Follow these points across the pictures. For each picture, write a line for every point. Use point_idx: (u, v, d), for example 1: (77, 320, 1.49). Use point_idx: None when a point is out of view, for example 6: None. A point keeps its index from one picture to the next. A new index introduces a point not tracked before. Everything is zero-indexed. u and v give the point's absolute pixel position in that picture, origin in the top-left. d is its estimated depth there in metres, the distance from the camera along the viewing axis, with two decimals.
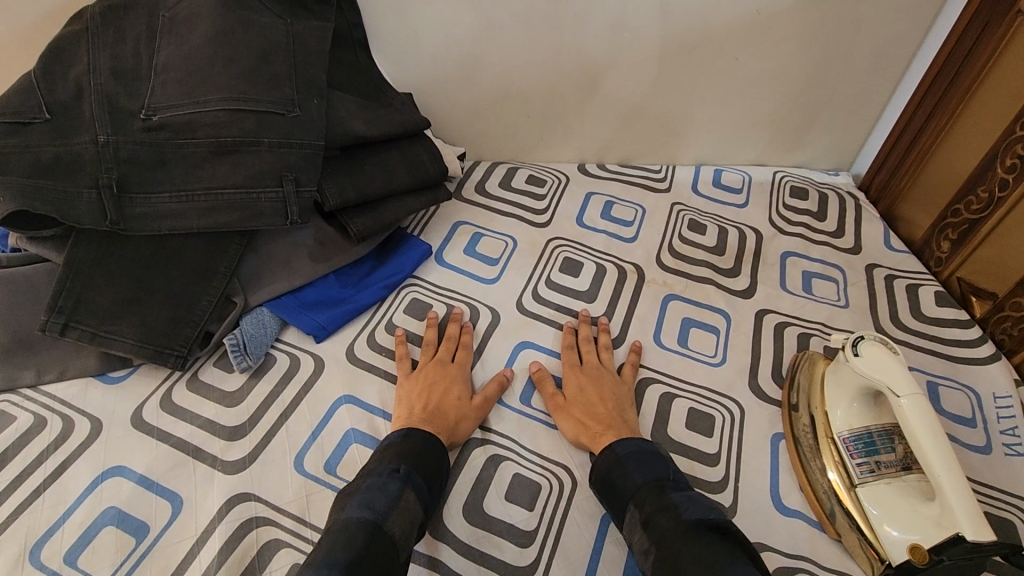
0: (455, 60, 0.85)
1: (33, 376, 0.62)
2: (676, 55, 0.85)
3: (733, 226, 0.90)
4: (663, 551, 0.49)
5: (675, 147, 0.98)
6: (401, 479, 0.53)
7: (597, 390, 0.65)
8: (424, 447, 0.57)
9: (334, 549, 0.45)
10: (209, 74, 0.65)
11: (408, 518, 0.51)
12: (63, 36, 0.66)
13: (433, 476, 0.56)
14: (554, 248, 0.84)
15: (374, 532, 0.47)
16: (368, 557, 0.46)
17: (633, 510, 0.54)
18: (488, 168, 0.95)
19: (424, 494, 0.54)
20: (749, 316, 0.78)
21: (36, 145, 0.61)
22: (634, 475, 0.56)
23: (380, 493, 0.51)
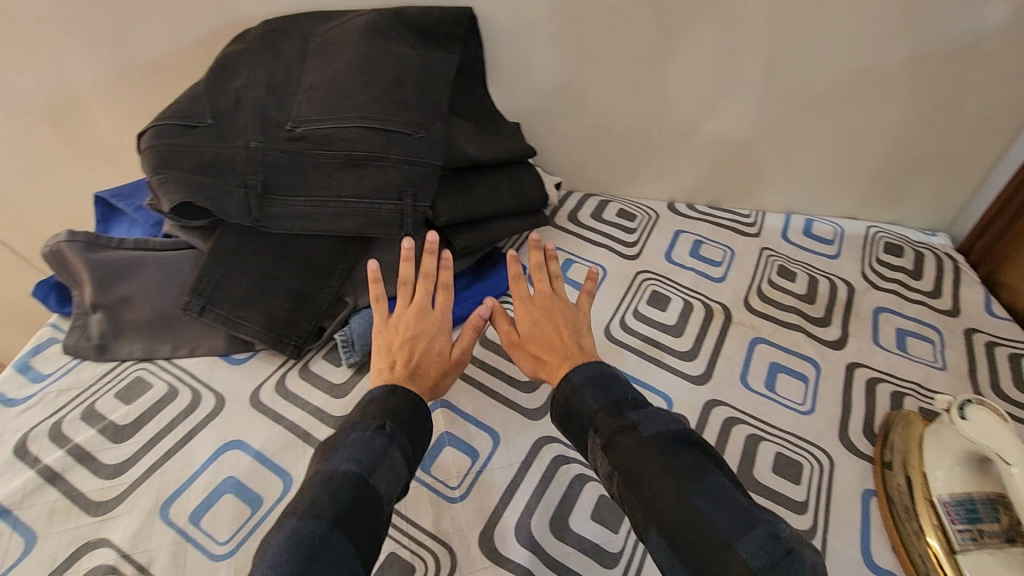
0: (563, 96, 0.89)
1: (169, 350, 0.69)
2: (779, 104, 0.87)
3: (824, 276, 0.89)
4: (625, 473, 0.50)
5: (767, 193, 0.99)
6: (387, 436, 0.53)
7: (551, 322, 0.64)
8: (409, 406, 0.57)
9: (318, 503, 0.46)
10: (350, 93, 0.72)
11: (392, 473, 0.52)
12: (229, 54, 0.74)
13: (418, 434, 0.56)
14: (642, 281, 0.85)
15: (357, 485, 0.48)
16: (354, 511, 0.47)
17: (594, 436, 0.54)
18: (580, 198, 0.99)
19: (406, 446, 0.55)
20: (839, 369, 0.77)
21: (198, 146, 0.68)
22: (590, 399, 0.56)
23: (366, 447, 0.51)
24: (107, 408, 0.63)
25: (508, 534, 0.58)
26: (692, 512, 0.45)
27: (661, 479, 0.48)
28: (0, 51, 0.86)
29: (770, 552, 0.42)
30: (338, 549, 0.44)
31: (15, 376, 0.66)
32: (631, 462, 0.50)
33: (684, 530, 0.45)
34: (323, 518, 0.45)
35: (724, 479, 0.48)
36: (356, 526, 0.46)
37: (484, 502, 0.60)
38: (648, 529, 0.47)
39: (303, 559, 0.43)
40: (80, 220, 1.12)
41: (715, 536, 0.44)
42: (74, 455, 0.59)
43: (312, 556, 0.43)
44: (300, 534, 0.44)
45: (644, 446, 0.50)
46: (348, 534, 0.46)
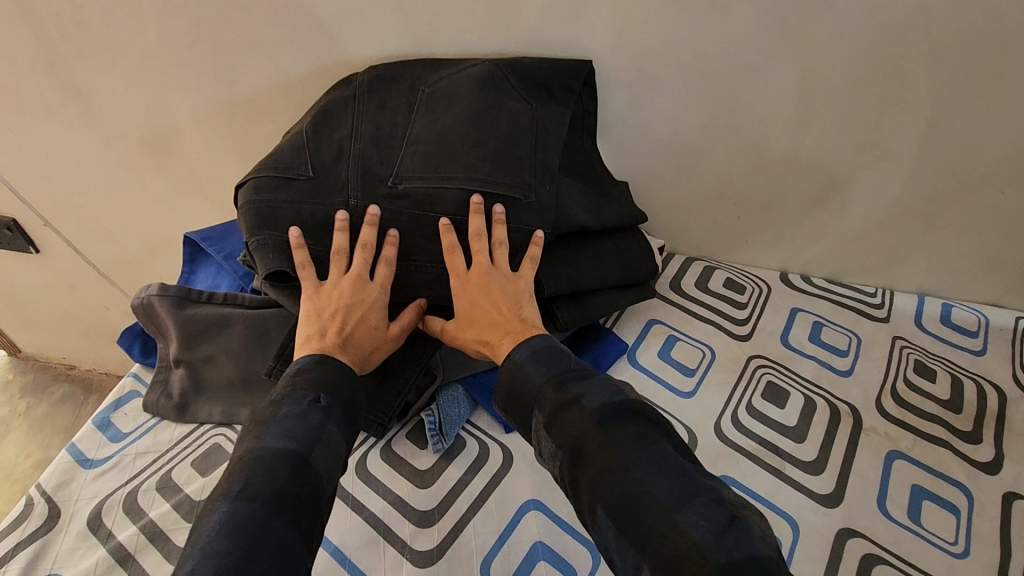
0: (677, 155, 0.82)
1: (249, 415, 0.64)
2: (930, 179, 0.76)
3: (969, 376, 0.78)
4: (573, 451, 0.49)
5: (899, 271, 0.87)
6: (322, 410, 0.53)
7: (489, 299, 0.64)
8: (337, 377, 0.58)
9: (252, 480, 0.46)
10: (459, 147, 0.65)
11: (332, 449, 0.52)
12: (334, 100, 0.70)
13: (348, 406, 0.57)
14: (755, 369, 0.76)
15: (290, 459, 0.48)
16: (293, 488, 0.47)
17: (538, 415, 0.54)
18: (684, 263, 0.90)
19: (339, 419, 0.55)
20: (997, 500, 0.65)
21: (297, 201, 0.64)
22: (533, 374, 0.56)
23: (302, 422, 0.52)
24: (183, 479, 0.59)
25: None
26: (637, 487, 0.45)
27: (606, 453, 0.47)
28: (104, 80, 0.86)
29: (712, 523, 0.42)
30: (281, 531, 0.44)
31: (95, 432, 0.63)
32: (578, 438, 0.49)
33: (630, 504, 0.44)
34: (260, 498, 0.45)
35: (668, 445, 0.48)
36: (295, 504, 0.46)
37: None
38: (595, 508, 0.46)
39: (241, 541, 0.42)
40: (163, 242, 1.12)
41: (661, 510, 0.43)
42: (147, 534, 0.55)
43: (251, 537, 0.43)
44: (237, 514, 0.44)
45: (588, 420, 0.49)
46: (287, 511, 0.45)
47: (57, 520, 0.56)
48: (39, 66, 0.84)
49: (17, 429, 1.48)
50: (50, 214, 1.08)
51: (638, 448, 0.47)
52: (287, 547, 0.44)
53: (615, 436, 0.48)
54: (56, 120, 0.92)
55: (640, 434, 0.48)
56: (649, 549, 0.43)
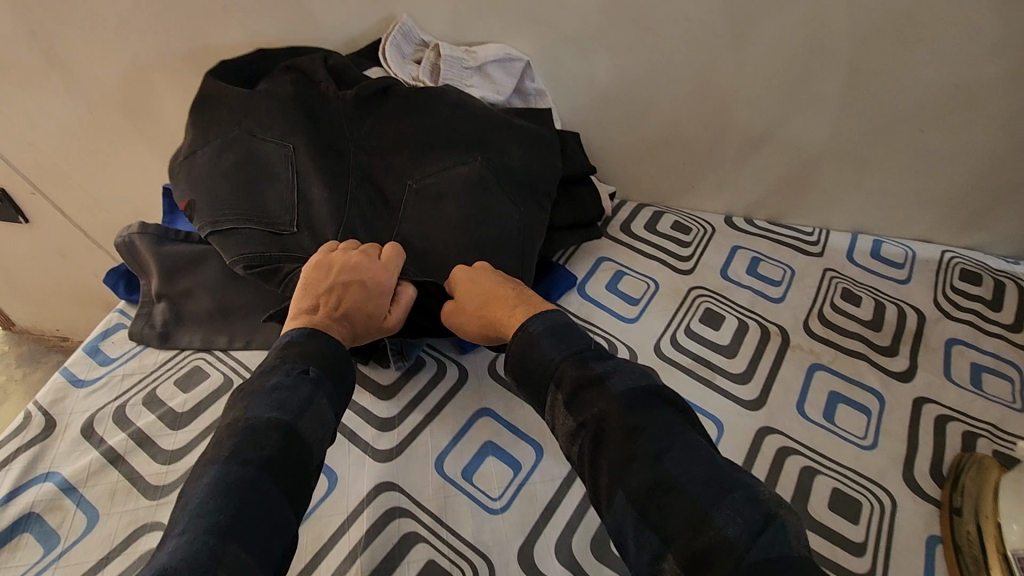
0: (623, 104, 0.87)
1: (226, 341, 0.71)
2: (855, 119, 0.82)
3: (891, 301, 0.84)
4: (597, 432, 0.50)
5: (835, 211, 0.93)
6: (309, 381, 0.55)
7: (490, 282, 0.64)
8: (325, 349, 0.59)
9: (243, 449, 0.49)
10: (443, 259, 0.68)
11: (318, 416, 0.54)
12: (331, 138, 0.71)
13: (342, 380, 0.59)
14: (695, 298, 0.83)
15: (281, 430, 0.51)
16: (282, 455, 0.50)
17: (555, 391, 0.55)
18: (634, 208, 0.96)
19: (332, 394, 0.57)
20: (906, 403, 0.72)
21: (279, 254, 0.68)
22: (551, 351, 0.56)
23: (289, 395, 0.53)
24: (166, 395, 0.66)
25: (552, 551, 0.57)
26: (668, 476, 0.46)
27: (632, 439, 0.48)
28: (83, 45, 0.91)
29: (747, 518, 0.42)
30: (266, 495, 0.47)
31: (85, 358, 0.70)
32: (600, 419, 0.50)
33: (657, 492, 0.45)
34: (249, 465, 0.48)
35: (694, 434, 0.49)
36: (283, 471, 0.49)
37: (525, 515, 0.59)
38: (614, 491, 0.47)
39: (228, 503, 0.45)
40: (146, 206, 1.17)
41: (691, 500, 0.44)
42: (135, 439, 0.62)
43: (239, 500, 0.46)
44: (226, 479, 0.47)
45: (609, 404, 0.50)
46: (274, 477, 0.48)
47: (53, 429, 0.62)
48: (22, 33, 0.89)
49: (14, 397, 1.54)
50: (38, 181, 1.13)
51: (667, 436, 0.48)
52: (272, 511, 0.47)
53: (643, 422, 0.49)
54: (40, 87, 0.97)
55: (667, 422, 0.49)
56: (673, 535, 0.44)
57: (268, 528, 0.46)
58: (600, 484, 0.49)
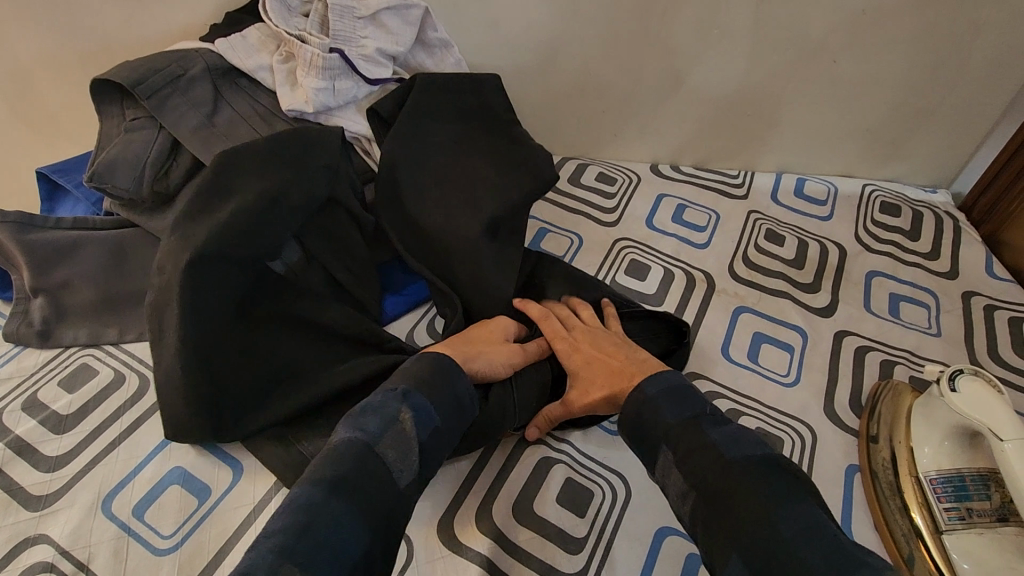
0: (534, 51, 0.83)
1: (116, 334, 0.65)
2: (769, 54, 0.80)
3: (814, 239, 0.84)
4: (710, 493, 0.44)
5: (757, 151, 0.92)
6: (401, 400, 0.48)
7: (597, 349, 0.60)
8: (438, 368, 0.52)
9: (325, 468, 0.43)
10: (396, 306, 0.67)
11: (406, 442, 0.47)
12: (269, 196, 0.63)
13: (443, 402, 0.50)
14: (620, 250, 0.81)
15: (363, 454, 0.44)
16: (359, 483, 0.43)
17: (668, 452, 0.49)
18: (558, 162, 0.93)
19: (432, 419, 0.49)
20: (827, 338, 0.73)
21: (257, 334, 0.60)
22: (665, 412, 0.50)
23: (374, 415, 0.47)
24: (49, 397, 0.61)
25: (471, 519, 0.55)
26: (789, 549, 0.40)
27: (742, 500, 0.43)
28: None
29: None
30: (334, 520, 0.40)
31: None
32: (711, 481, 0.45)
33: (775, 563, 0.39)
34: (324, 486, 0.42)
35: (816, 506, 0.42)
36: (356, 497, 0.42)
37: (446, 486, 0.57)
38: (722, 547, 0.42)
39: (294, 521, 0.39)
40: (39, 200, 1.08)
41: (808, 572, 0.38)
42: (15, 448, 0.57)
43: (305, 523, 0.39)
44: (301, 499, 0.41)
45: (714, 458, 0.46)
46: (350, 503, 0.41)
47: None
48: None
49: None
50: None
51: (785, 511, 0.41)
52: (341, 538, 0.40)
53: (747, 488, 0.43)
54: None
55: (792, 494, 0.43)
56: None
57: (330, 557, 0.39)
58: (709, 548, 0.43)
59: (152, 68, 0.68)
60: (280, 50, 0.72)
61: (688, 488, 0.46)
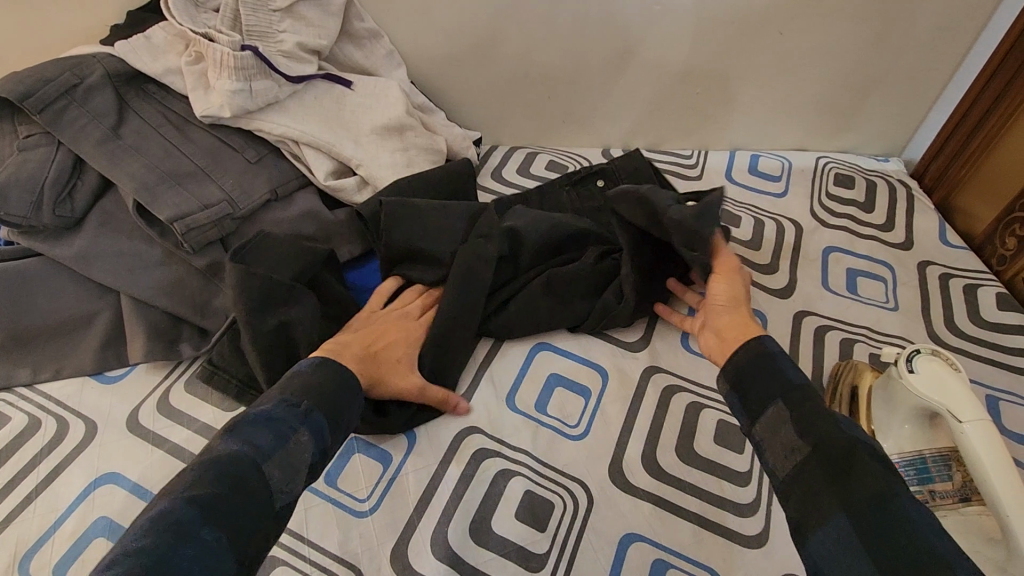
0: (470, 38, 0.78)
1: (29, 374, 0.60)
2: (714, 29, 0.77)
3: (770, 217, 0.83)
4: (824, 455, 0.40)
5: (709, 129, 0.89)
6: (298, 415, 0.43)
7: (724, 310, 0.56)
8: (344, 384, 0.48)
9: (200, 480, 0.37)
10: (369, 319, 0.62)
11: (294, 463, 0.41)
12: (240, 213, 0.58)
13: (341, 418, 0.46)
14: None
15: (244, 467, 0.39)
16: (239, 502, 0.37)
17: (780, 405, 0.44)
18: (506, 152, 0.89)
19: (326, 440, 0.44)
20: (787, 319, 0.71)
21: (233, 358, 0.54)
22: (788, 373, 0.46)
23: (266, 427, 0.41)
24: None
25: (426, 545, 0.52)
26: (910, 523, 0.35)
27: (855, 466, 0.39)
28: None
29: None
30: (207, 543, 0.34)
31: None
32: (831, 446, 0.40)
33: (893, 540, 0.35)
34: (202, 502, 0.36)
35: None
36: (229, 522, 0.36)
37: (397, 512, 0.54)
38: (831, 509, 0.38)
39: (159, 545, 0.33)
40: None
41: (932, 554, 0.34)
42: None
43: (176, 541, 0.33)
44: (168, 518, 0.34)
45: (834, 421, 0.41)
46: (229, 525, 0.36)
47: None
48: None
49: None
50: None
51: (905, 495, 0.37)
52: (214, 565, 0.34)
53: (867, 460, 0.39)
54: None
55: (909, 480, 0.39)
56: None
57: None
58: (800, 514, 0.39)
59: (42, 78, 0.61)
60: (188, 50, 0.67)
61: (807, 445, 0.41)
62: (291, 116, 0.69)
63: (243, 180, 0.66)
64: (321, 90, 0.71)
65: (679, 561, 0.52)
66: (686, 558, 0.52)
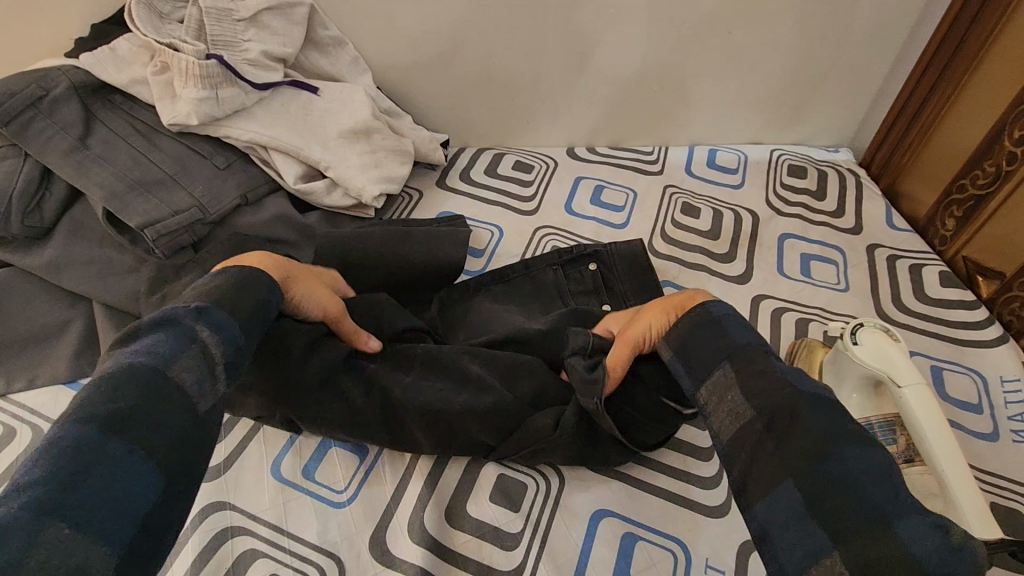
0: (432, 42, 0.80)
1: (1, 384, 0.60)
2: (667, 28, 0.80)
3: (728, 208, 0.87)
4: (771, 419, 0.41)
5: (668, 126, 0.93)
6: (194, 320, 0.42)
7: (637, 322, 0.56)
8: (240, 287, 0.46)
9: (96, 398, 0.36)
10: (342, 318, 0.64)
11: (201, 362, 0.41)
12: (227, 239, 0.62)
13: (248, 315, 0.45)
14: (541, 236, 0.81)
15: (142, 375, 0.38)
16: (139, 408, 0.36)
17: (728, 368, 0.45)
18: (473, 154, 0.92)
19: (234, 336, 0.43)
20: (746, 303, 0.75)
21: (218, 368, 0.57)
22: (730, 334, 0.47)
23: (160, 338, 0.40)
24: None
25: (403, 532, 0.54)
26: (846, 479, 0.37)
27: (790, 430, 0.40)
28: None
29: (934, 545, 0.35)
30: (119, 456, 0.35)
31: None
32: (781, 408, 0.41)
33: (833, 497, 0.37)
34: (101, 414, 0.35)
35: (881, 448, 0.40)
36: (137, 430, 0.36)
37: (375, 501, 0.55)
38: (778, 477, 0.39)
39: (67, 464, 0.33)
40: None
41: (869, 511, 0.36)
42: None
43: (80, 464, 0.33)
44: (65, 440, 0.34)
45: (777, 384, 0.43)
46: (140, 432, 0.36)
47: None
48: None
49: None
50: None
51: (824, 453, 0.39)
52: (132, 474, 0.35)
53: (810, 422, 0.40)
54: None
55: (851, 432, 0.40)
56: (840, 538, 0.36)
57: (118, 498, 0.34)
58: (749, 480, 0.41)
59: (6, 90, 0.62)
60: (153, 61, 0.68)
61: (751, 413, 0.42)
62: (259, 123, 0.70)
63: (213, 186, 0.67)
64: (287, 97, 0.73)
65: (647, 533, 0.54)
66: (652, 530, 0.54)
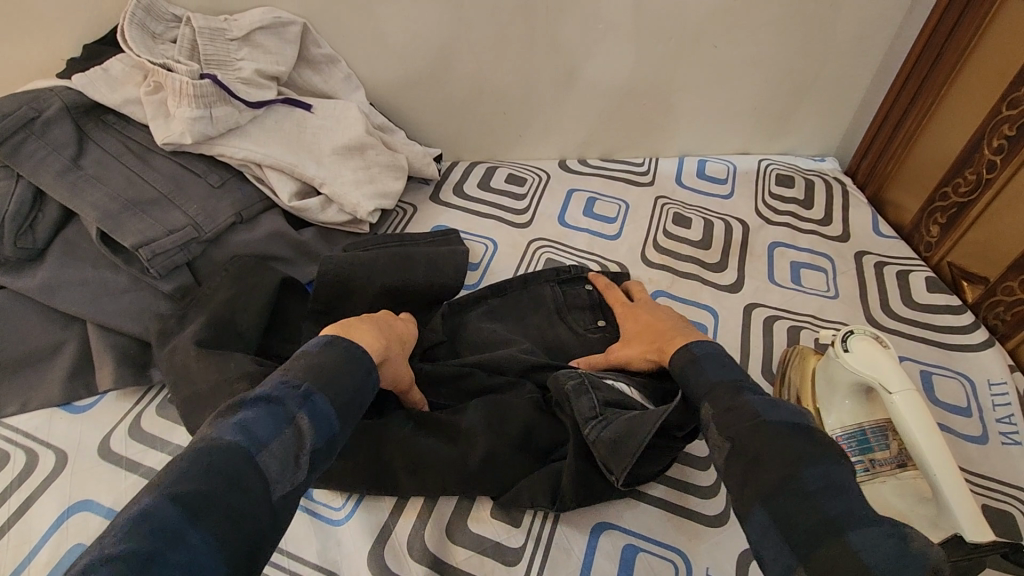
0: (424, 59, 0.81)
1: None
2: (654, 43, 0.82)
3: (718, 217, 0.88)
4: (737, 447, 0.44)
5: (657, 138, 0.94)
6: (297, 403, 0.44)
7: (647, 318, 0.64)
8: (343, 363, 0.48)
9: (192, 476, 0.37)
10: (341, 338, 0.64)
11: (289, 450, 0.42)
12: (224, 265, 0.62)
13: (346, 400, 0.47)
14: (535, 249, 0.82)
15: (237, 460, 0.39)
16: (227, 493, 0.37)
17: (706, 407, 0.49)
18: (466, 168, 0.93)
19: (329, 426, 0.45)
20: (738, 312, 0.76)
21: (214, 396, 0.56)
22: (708, 372, 0.51)
23: (262, 419, 0.42)
24: None
25: (404, 548, 0.53)
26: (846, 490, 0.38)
27: (774, 448, 0.42)
28: None
29: (891, 549, 0.35)
30: (197, 540, 0.35)
31: None
32: (741, 437, 0.44)
33: (801, 512, 0.38)
34: (193, 492, 0.36)
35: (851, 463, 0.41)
36: (219, 517, 0.36)
37: (374, 519, 0.55)
38: (751, 500, 0.41)
39: (148, 543, 0.33)
40: None
41: (831, 522, 0.37)
42: None
43: (160, 545, 0.33)
44: (153, 517, 0.34)
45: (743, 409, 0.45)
46: (223, 519, 0.36)
47: None
48: None
49: None
50: None
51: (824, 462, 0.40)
52: (206, 562, 0.34)
53: (780, 444, 0.42)
54: None
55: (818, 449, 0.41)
56: (810, 552, 0.37)
57: None
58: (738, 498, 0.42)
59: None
60: (147, 81, 0.68)
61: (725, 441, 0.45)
62: (253, 141, 0.70)
63: (208, 205, 0.67)
64: (280, 115, 0.73)
65: (646, 543, 0.55)
66: (652, 540, 0.55)
